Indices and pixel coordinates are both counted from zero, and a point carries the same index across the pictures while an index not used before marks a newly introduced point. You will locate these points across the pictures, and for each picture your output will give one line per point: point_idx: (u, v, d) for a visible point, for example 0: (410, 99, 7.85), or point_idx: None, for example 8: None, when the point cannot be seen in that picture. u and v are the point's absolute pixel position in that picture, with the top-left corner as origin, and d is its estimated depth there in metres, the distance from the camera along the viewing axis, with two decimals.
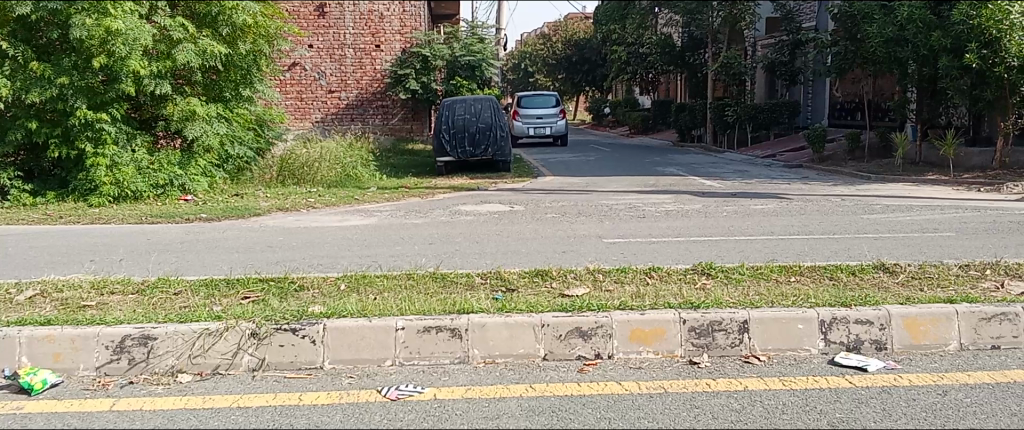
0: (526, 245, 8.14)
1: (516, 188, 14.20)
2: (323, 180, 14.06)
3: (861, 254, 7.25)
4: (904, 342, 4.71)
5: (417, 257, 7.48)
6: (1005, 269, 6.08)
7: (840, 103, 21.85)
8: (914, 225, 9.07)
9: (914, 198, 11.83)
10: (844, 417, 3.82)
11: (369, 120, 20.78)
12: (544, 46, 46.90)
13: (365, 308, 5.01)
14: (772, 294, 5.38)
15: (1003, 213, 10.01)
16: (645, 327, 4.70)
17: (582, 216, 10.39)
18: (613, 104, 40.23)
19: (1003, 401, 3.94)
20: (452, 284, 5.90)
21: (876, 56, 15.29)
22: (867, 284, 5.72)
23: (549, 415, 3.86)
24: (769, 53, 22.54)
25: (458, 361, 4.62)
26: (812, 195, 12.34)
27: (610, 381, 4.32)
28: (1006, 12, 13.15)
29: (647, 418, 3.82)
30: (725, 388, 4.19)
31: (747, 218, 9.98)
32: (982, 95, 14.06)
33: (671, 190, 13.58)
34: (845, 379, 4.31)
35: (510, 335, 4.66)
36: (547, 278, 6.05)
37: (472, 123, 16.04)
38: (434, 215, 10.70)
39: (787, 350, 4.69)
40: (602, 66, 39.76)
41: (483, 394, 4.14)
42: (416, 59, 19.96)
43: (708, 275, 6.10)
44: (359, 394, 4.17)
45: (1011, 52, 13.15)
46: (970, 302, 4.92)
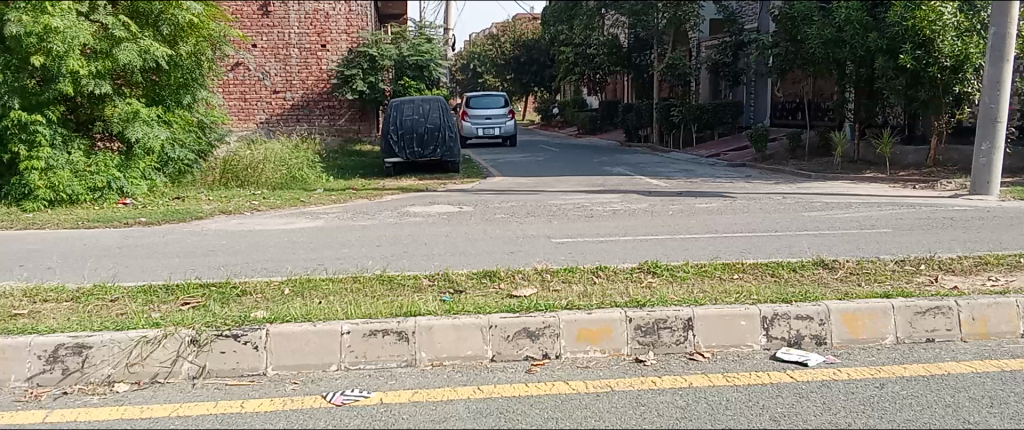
0: (475, 245, 8.12)
1: (466, 188, 14.15)
2: (268, 183, 13.76)
3: (802, 251, 7.40)
4: (843, 337, 4.82)
5: (364, 260, 7.41)
6: (939, 264, 6.26)
7: (781, 103, 22.30)
8: (852, 222, 9.30)
9: (853, 195, 12.13)
10: (786, 411, 3.89)
11: (315, 120, 20.51)
12: (492, 47, 46.98)
13: (310, 312, 4.93)
14: (716, 292, 5.46)
15: (936, 209, 10.34)
16: (592, 326, 4.72)
17: (531, 216, 10.43)
18: (561, 105, 40.45)
19: (938, 393, 4.07)
20: (399, 286, 5.84)
21: (815, 57, 15.75)
22: (807, 280, 5.85)
23: (496, 417, 3.85)
24: (713, 54, 22.94)
25: (406, 364, 4.58)
26: (755, 194, 12.58)
27: (557, 381, 4.32)
28: (938, 14, 13.61)
29: (594, 417, 3.84)
30: (670, 385, 4.23)
31: (692, 216, 10.13)
32: (916, 95, 14.39)
33: (619, 189, 13.72)
34: (786, 374, 4.39)
35: (458, 336, 4.63)
36: (495, 279, 6.04)
37: (421, 123, 15.95)
38: (382, 216, 10.60)
39: (730, 346, 4.76)
40: (550, 67, 39.92)
41: (430, 397, 4.11)
42: (363, 59, 19.78)
43: (654, 273, 6.15)
44: (304, 400, 4.10)
45: (944, 52, 13.62)
46: (906, 296, 5.06)
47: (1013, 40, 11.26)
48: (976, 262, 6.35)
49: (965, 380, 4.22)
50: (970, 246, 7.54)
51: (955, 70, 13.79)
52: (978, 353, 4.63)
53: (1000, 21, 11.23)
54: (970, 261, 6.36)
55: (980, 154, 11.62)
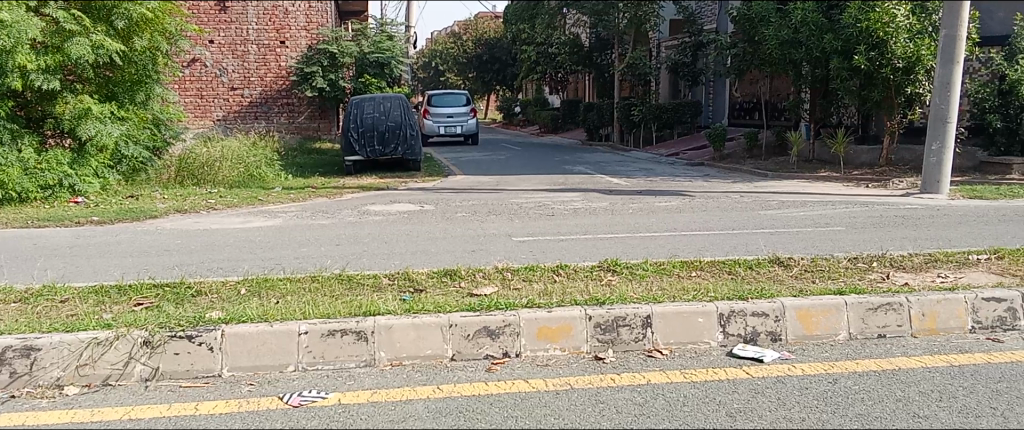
0: (435, 244, 8.10)
1: (427, 187, 14.09)
2: (225, 181, 13.52)
3: (758, 249, 7.51)
4: (797, 333, 4.90)
5: (323, 259, 7.34)
6: (890, 262, 6.40)
7: (739, 103, 22.57)
8: (807, 220, 9.46)
9: (809, 194, 12.34)
10: (741, 407, 3.94)
11: (274, 118, 20.25)
12: (455, 45, 46.82)
13: (266, 312, 4.86)
14: (674, 289, 5.52)
15: (888, 207, 10.57)
16: (551, 324, 4.74)
17: (492, 214, 10.42)
18: (524, 104, 40.47)
19: (889, 387, 4.15)
20: (358, 285, 5.80)
21: (772, 57, 16.04)
22: (763, 277, 5.95)
23: (456, 416, 3.84)
24: (672, 54, 23.17)
25: (364, 364, 4.54)
26: (714, 192, 12.73)
27: (517, 380, 4.33)
28: (891, 16, 13.93)
29: (552, 415, 3.85)
30: (629, 382, 4.27)
31: (651, 214, 10.23)
32: (869, 95, 14.70)
33: (580, 188, 13.78)
34: (742, 370, 4.46)
35: (417, 336, 4.61)
36: (455, 278, 6.02)
37: (381, 121, 15.84)
38: (341, 215, 10.50)
39: (687, 343, 4.81)
40: (512, 66, 39.92)
41: (389, 397, 4.08)
42: (324, 56, 19.60)
43: (614, 271, 6.19)
44: (260, 402, 4.05)
45: (896, 54, 13.92)
46: (859, 293, 5.16)
47: (963, 42, 11.54)
48: (926, 258, 6.51)
49: (915, 375, 4.32)
50: (920, 243, 7.72)
51: (907, 71, 14.11)
52: (928, 349, 4.74)
53: (951, 23, 11.51)
54: (920, 258, 6.52)
55: (931, 153, 11.91)
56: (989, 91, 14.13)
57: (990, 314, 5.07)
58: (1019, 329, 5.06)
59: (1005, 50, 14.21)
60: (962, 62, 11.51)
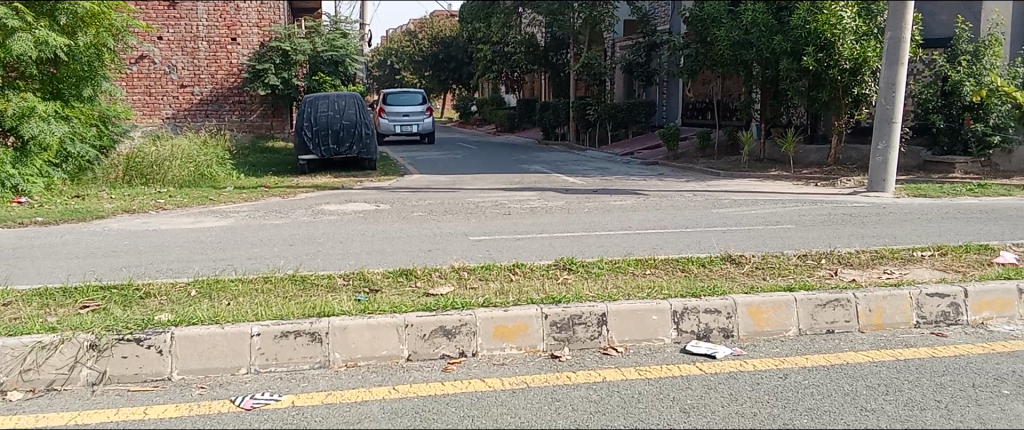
0: (392, 244, 8.05)
1: (382, 186, 14.00)
2: (175, 180, 13.11)
3: (710, 246, 7.63)
4: (748, 329, 4.98)
5: (276, 259, 7.23)
6: (838, 258, 6.56)
7: (691, 103, 22.83)
8: (758, 218, 9.64)
9: (760, 193, 12.56)
10: (694, 403, 4.00)
11: (225, 116, 19.92)
12: (410, 43, 46.58)
13: (217, 314, 4.78)
14: (628, 287, 5.59)
15: (836, 205, 10.81)
16: (508, 323, 4.74)
17: (448, 214, 10.40)
18: (480, 103, 40.44)
19: (838, 382, 4.25)
20: (312, 286, 5.73)
21: (724, 57, 16.27)
22: (716, 274, 6.05)
23: (412, 417, 3.82)
24: (627, 54, 23.34)
25: (319, 366, 4.49)
26: (668, 191, 12.88)
27: (474, 379, 4.32)
28: (838, 18, 14.22)
29: (509, 414, 3.86)
30: (584, 380, 4.29)
31: (607, 213, 10.30)
32: (818, 96, 15.01)
33: (536, 187, 13.82)
34: (696, 366, 4.52)
35: (373, 336, 4.58)
36: (411, 278, 5.99)
37: (336, 120, 15.67)
38: (295, 215, 10.36)
39: (642, 340, 4.87)
40: (468, 64, 39.87)
41: (344, 398, 4.04)
42: (276, 53, 19.28)
43: (570, 269, 6.23)
44: (211, 405, 3.98)
45: (843, 55, 14.23)
46: (809, 290, 5.27)
47: (907, 44, 11.87)
48: (873, 255, 6.67)
49: (862, 369, 4.43)
50: (867, 241, 7.91)
51: (854, 72, 14.45)
52: (875, 344, 4.86)
53: (896, 25, 11.82)
54: (868, 254, 6.68)
55: (877, 153, 12.21)
56: (932, 92, 14.51)
57: (934, 309, 5.21)
58: (961, 324, 5.22)
59: (947, 52, 14.57)
60: (906, 64, 11.82)
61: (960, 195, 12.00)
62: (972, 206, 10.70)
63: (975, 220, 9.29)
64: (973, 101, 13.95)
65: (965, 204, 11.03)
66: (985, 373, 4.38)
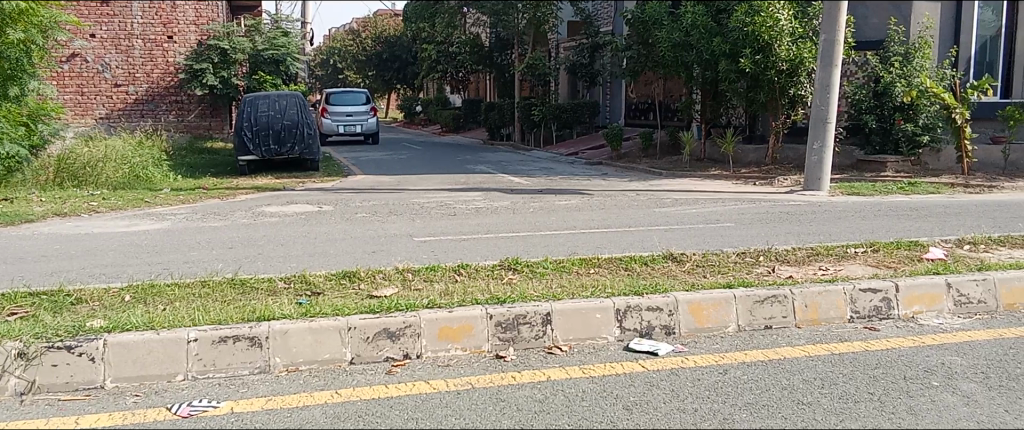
0: (334, 245, 7.94)
1: (325, 187, 13.81)
2: (110, 182, 12.78)
3: (653, 245, 7.75)
4: (690, 326, 5.06)
5: (214, 263, 7.08)
6: (775, 255, 6.70)
7: (634, 103, 23.07)
8: (699, 217, 9.81)
9: (701, 192, 12.79)
10: (637, 400, 4.04)
11: (161, 115, 19.41)
12: (354, 42, 46.09)
13: (153, 320, 4.65)
14: (573, 286, 5.62)
15: (774, 204, 11.07)
16: (453, 324, 4.72)
17: (392, 215, 10.32)
18: (424, 103, 40.24)
19: (775, 376, 4.35)
20: (252, 290, 5.61)
21: (665, 59, 16.46)
22: (658, 273, 6.12)
23: (355, 421, 3.77)
24: (571, 55, 23.51)
25: (259, 371, 4.40)
26: (611, 191, 13.01)
27: (418, 381, 4.30)
28: (775, 20, 14.55)
29: (454, 415, 3.84)
30: (529, 380, 4.31)
31: (551, 213, 10.34)
32: (756, 97, 15.35)
33: (481, 187, 13.82)
34: (638, 363, 4.57)
35: (315, 340, 4.51)
36: (355, 280, 5.92)
37: (277, 120, 15.40)
38: (235, 217, 10.16)
39: (586, 339, 4.90)
40: (412, 64, 39.61)
41: (285, 404, 3.97)
42: (214, 52, 18.85)
43: (515, 269, 6.24)
44: (146, 413, 3.87)
45: (780, 56, 14.56)
46: (747, 287, 5.37)
47: (841, 47, 12.21)
48: (809, 252, 6.85)
49: (799, 364, 4.54)
50: (803, 238, 8.12)
51: (790, 73, 14.81)
52: (811, 338, 4.99)
53: (830, 28, 12.14)
54: (804, 251, 6.85)
55: (812, 152, 12.53)
56: (865, 93, 14.96)
57: (867, 304, 5.36)
58: (893, 318, 5.39)
59: (879, 53, 15.01)
60: (839, 66, 12.17)
61: (891, 194, 12.40)
62: (902, 204, 11.07)
63: (905, 218, 9.61)
64: (904, 102, 14.42)
65: (896, 202, 11.41)
66: (916, 365, 4.53)
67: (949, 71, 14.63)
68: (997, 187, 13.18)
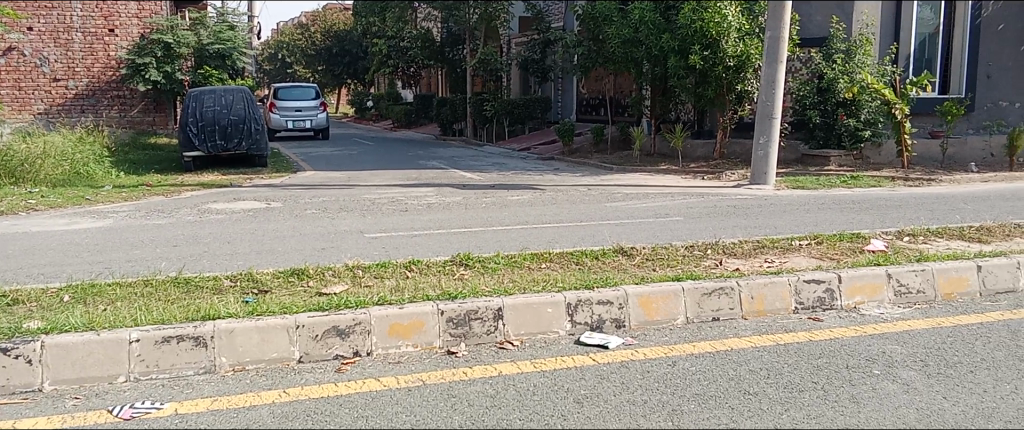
0: (283, 243, 7.82)
1: (273, 183, 13.60)
2: (49, 179, 12.41)
3: (603, 239, 7.82)
4: (639, 319, 5.11)
5: (158, 261, 6.91)
6: (722, 248, 6.81)
7: (585, 99, 23.19)
8: (649, 211, 9.92)
9: (651, 187, 12.93)
10: (588, 393, 4.07)
11: (102, 111, 18.87)
12: (302, 36, 45.43)
13: (92, 320, 4.52)
14: (524, 281, 5.63)
15: (721, 198, 11.24)
16: (403, 321, 4.68)
17: (343, 211, 10.21)
18: (375, 98, 39.87)
19: (722, 367, 4.42)
20: (196, 289, 5.49)
21: (615, 55, 16.58)
22: (609, 267, 6.16)
23: (303, 420, 3.72)
24: (522, 50, 23.53)
25: (204, 371, 4.31)
26: (563, 186, 13.08)
27: (368, 378, 4.26)
28: (722, 16, 14.74)
29: (404, 412, 3.82)
30: (481, 375, 4.30)
31: (503, 209, 10.34)
32: (704, 93, 15.55)
33: (433, 183, 13.77)
34: (589, 356, 4.60)
35: (262, 338, 4.43)
36: (303, 277, 5.83)
37: (223, 115, 15.10)
38: (180, 214, 9.94)
39: (537, 333, 4.91)
40: (362, 59, 39.18)
41: (231, 404, 3.90)
42: (157, 46, 18.33)
43: (466, 265, 6.22)
44: (86, 416, 3.76)
45: (727, 52, 14.80)
46: (695, 280, 5.45)
47: (786, 43, 12.45)
48: (755, 245, 6.98)
49: (746, 354, 4.62)
50: (750, 231, 8.27)
51: (737, 69, 15.07)
52: (757, 330, 5.08)
53: (775, 25, 12.36)
54: (750, 244, 6.98)
55: (758, 147, 12.77)
56: (809, 89, 15.27)
57: (811, 295, 5.48)
58: (836, 308, 5.52)
59: (822, 51, 15.32)
60: (784, 62, 12.40)
61: (834, 187, 12.71)
62: (845, 197, 11.35)
63: (848, 211, 9.85)
64: (846, 97, 14.77)
65: (840, 195, 11.69)
66: (857, 354, 4.65)
67: (889, 67, 15.01)
68: (935, 180, 13.61)
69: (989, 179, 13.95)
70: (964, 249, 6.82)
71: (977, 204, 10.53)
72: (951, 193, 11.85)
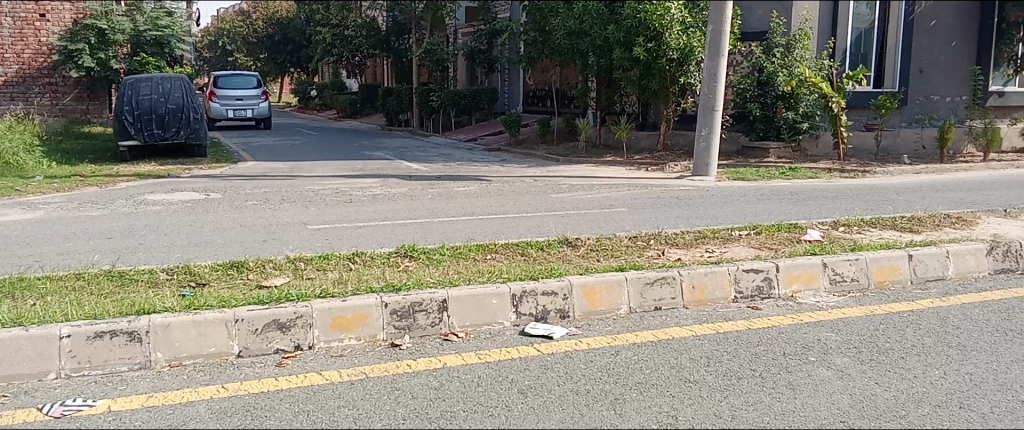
0: (223, 235, 7.66)
1: (213, 174, 13.30)
2: None
3: (548, 230, 7.86)
4: (583, 309, 5.15)
5: (91, 254, 6.70)
6: (665, 239, 6.90)
7: (532, 90, 23.24)
8: (593, 202, 10.00)
9: (597, 178, 13.04)
10: (531, 383, 4.08)
11: (33, 99, 18.19)
12: (243, 23, 44.45)
13: (21, 315, 4.37)
14: (470, 272, 5.63)
15: (664, 189, 11.40)
16: (346, 313, 4.63)
17: (285, 202, 10.05)
18: (319, 87, 39.30)
19: (665, 356, 4.49)
20: (131, 282, 5.34)
21: (561, 47, 16.62)
22: (553, 258, 6.19)
23: (242, 416, 3.65)
24: (468, 41, 23.43)
25: (139, 367, 4.20)
26: (509, 177, 13.10)
27: (310, 372, 4.20)
28: (665, 9, 14.92)
29: (347, 406, 3.78)
30: (425, 367, 4.28)
31: (449, 200, 10.30)
32: (648, 85, 15.72)
33: (377, 173, 13.65)
34: (533, 347, 4.62)
35: (199, 333, 4.33)
36: (243, 270, 5.72)
37: (160, 104, 14.70)
38: (115, 205, 9.65)
39: (482, 325, 4.91)
40: (306, 47, 38.49)
41: (167, 400, 3.80)
42: (91, 32, 17.77)
43: (411, 257, 6.18)
44: (14, 415, 3.64)
45: (670, 45, 14.98)
46: (638, 270, 5.51)
47: (727, 37, 12.64)
48: (696, 236, 7.08)
49: (687, 343, 4.70)
50: (692, 222, 8.42)
51: (681, 62, 15.27)
52: (697, 319, 5.16)
53: (718, 19, 12.53)
54: (691, 235, 7.08)
55: (701, 138, 12.97)
56: (750, 82, 15.55)
57: (750, 284, 5.60)
58: (774, 297, 5.65)
59: (763, 44, 15.61)
60: (726, 55, 12.60)
61: (773, 178, 12.99)
62: (784, 188, 11.62)
63: (786, 202, 10.06)
64: (785, 90, 15.09)
65: (778, 186, 11.95)
66: (795, 341, 4.77)
67: (827, 61, 15.38)
68: (869, 172, 14.02)
69: (921, 170, 14.43)
70: (897, 239, 7.04)
71: (909, 195, 10.89)
72: (886, 184, 12.22)
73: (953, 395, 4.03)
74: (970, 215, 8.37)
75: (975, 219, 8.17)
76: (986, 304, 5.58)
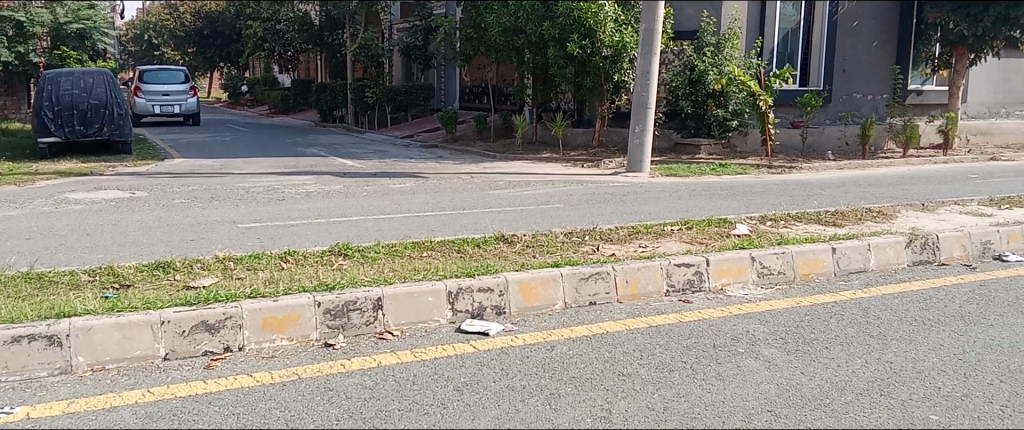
0: (149, 234, 7.43)
1: (138, 171, 12.87)
2: None
3: (485, 227, 7.86)
4: (519, 305, 5.17)
5: (7, 255, 6.42)
6: (600, 234, 6.98)
7: (468, 87, 23.20)
8: (530, 199, 10.04)
9: (533, 174, 13.09)
10: (467, 380, 4.09)
11: None
12: (170, 15, 43.06)
13: None
14: (405, 269, 5.59)
15: (599, 186, 11.52)
16: (278, 314, 4.55)
17: (215, 200, 9.81)
18: (250, 82, 38.37)
19: (599, 350, 4.55)
20: (50, 284, 5.14)
21: (497, 43, 16.65)
22: (489, 254, 6.20)
23: (168, 420, 3.55)
24: (404, 36, 23.17)
25: (59, 372, 4.05)
26: (446, 174, 13.04)
27: (240, 375, 4.11)
28: (599, 6, 15.08)
29: (278, 408, 3.71)
30: (359, 367, 4.24)
31: (385, 197, 10.21)
32: (583, 82, 15.86)
33: (311, 171, 13.42)
34: (469, 344, 4.62)
35: (122, 336, 4.20)
36: (169, 271, 5.56)
37: (82, 99, 14.15)
38: (33, 205, 9.26)
39: (417, 322, 4.88)
40: (236, 41, 37.50)
41: (89, 406, 3.68)
42: (7, 24, 16.88)
43: (345, 255, 6.10)
44: None
45: (604, 41, 15.14)
46: (573, 265, 5.56)
47: (659, 36, 12.85)
48: (630, 231, 7.19)
49: (620, 337, 4.77)
50: (626, 217, 8.53)
51: (614, 59, 15.46)
52: (630, 313, 5.24)
53: (651, 18, 12.72)
54: (625, 230, 7.18)
55: (634, 135, 13.15)
56: (681, 80, 15.82)
57: (682, 277, 5.71)
58: (704, 290, 5.77)
59: (694, 43, 15.91)
60: (658, 53, 12.80)
61: (704, 175, 13.26)
62: (715, 184, 11.87)
63: (716, 197, 10.29)
64: (716, 88, 15.42)
65: (709, 182, 12.21)
66: (724, 333, 4.89)
67: (755, 60, 15.76)
68: (796, 168, 14.44)
69: (845, 166, 14.93)
70: (821, 232, 7.27)
71: (833, 190, 11.25)
72: (811, 180, 12.60)
73: (873, 383, 4.18)
74: (890, 208, 8.69)
75: (894, 213, 8.50)
76: (905, 294, 5.81)
